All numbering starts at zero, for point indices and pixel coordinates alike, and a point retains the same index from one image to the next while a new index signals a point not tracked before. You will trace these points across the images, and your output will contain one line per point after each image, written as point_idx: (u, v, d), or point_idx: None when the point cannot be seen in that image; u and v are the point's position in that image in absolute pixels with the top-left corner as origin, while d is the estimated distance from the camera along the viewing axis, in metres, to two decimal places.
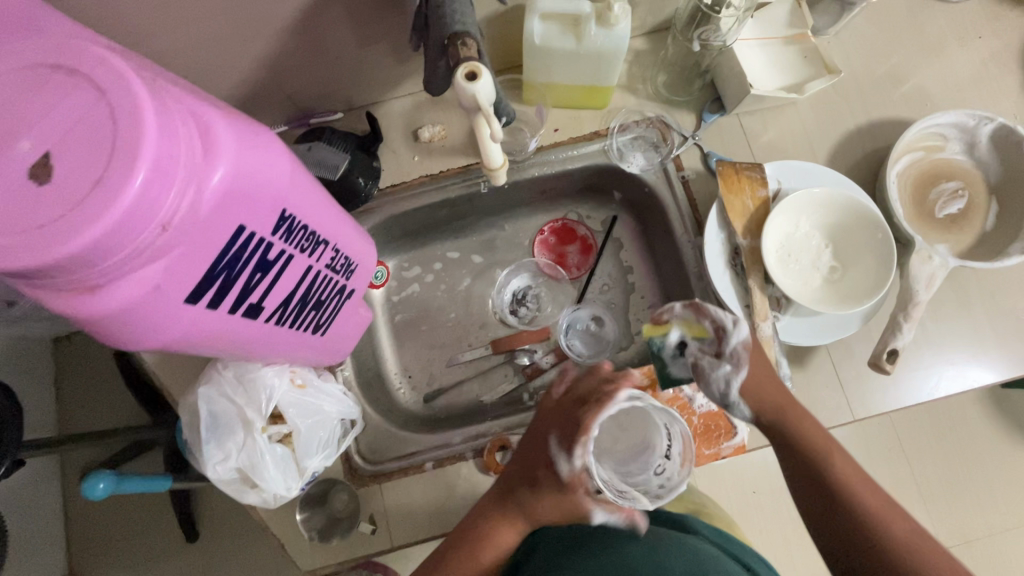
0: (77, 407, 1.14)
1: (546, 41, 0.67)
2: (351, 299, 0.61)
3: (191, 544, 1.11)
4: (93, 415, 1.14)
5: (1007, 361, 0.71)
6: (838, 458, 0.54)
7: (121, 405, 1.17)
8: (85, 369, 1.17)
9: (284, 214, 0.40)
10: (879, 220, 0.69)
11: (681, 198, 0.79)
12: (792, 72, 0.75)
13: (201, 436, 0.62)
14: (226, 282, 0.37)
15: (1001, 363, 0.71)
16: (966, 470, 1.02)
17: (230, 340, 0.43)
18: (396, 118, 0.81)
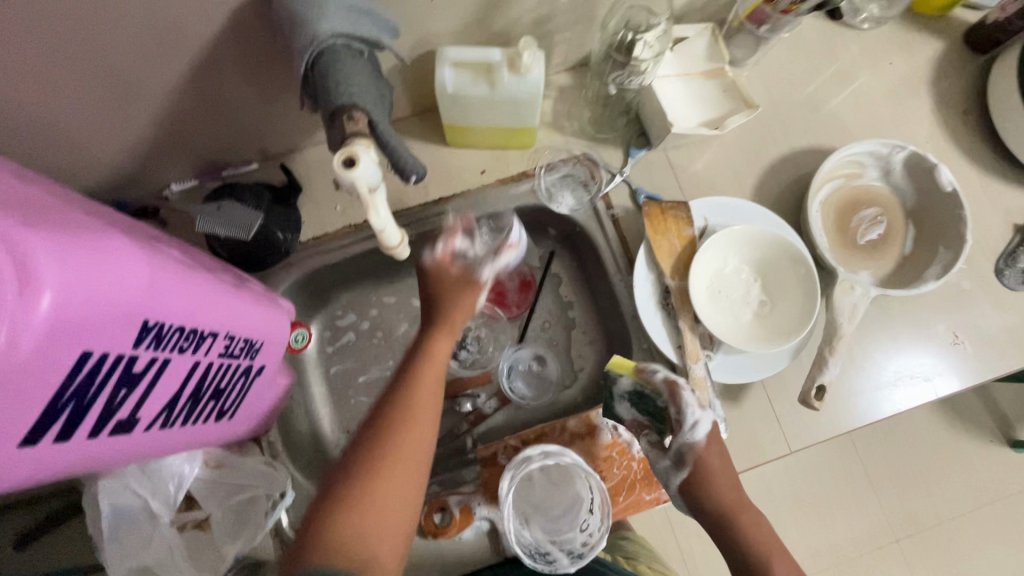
0: None
1: (459, 88, 0.65)
2: (262, 375, 0.58)
3: None
4: None
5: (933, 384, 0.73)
6: (779, 564, 0.56)
7: None
8: None
9: (147, 324, 0.37)
10: (803, 255, 0.69)
11: (612, 236, 0.78)
12: (713, 107, 0.75)
13: (102, 535, 0.56)
14: (77, 410, 0.34)
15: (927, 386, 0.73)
16: None
17: (101, 460, 0.39)
18: (317, 166, 0.78)
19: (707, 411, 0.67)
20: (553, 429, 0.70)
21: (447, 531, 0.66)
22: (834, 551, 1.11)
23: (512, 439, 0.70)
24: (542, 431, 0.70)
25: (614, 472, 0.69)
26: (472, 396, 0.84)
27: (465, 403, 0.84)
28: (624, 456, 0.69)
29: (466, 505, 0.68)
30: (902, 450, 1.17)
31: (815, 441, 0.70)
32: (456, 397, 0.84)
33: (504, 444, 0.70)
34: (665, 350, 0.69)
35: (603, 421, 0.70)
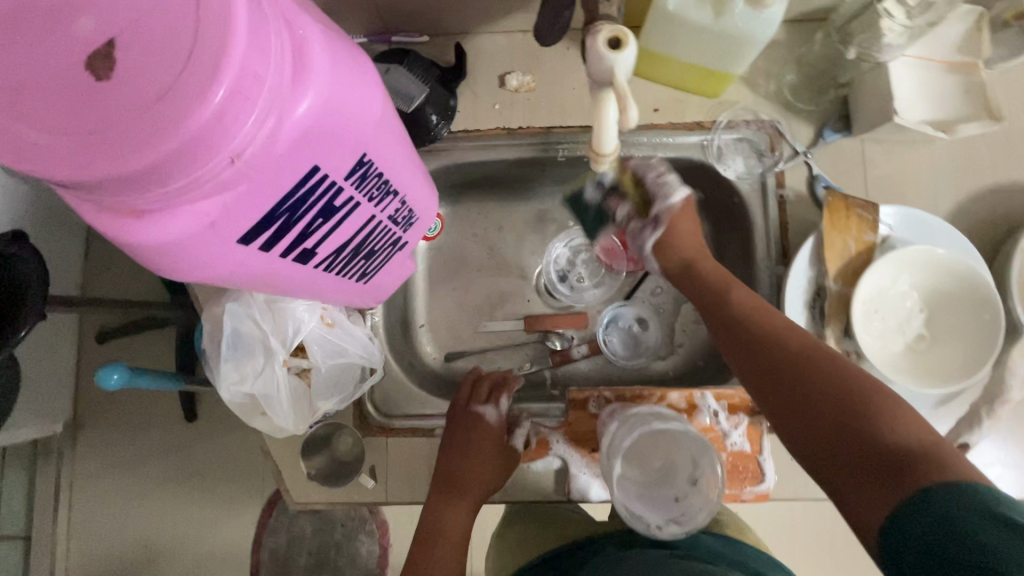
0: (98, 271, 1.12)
1: (680, 8, 0.57)
2: (402, 251, 0.56)
3: (190, 422, 1.13)
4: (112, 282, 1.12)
5: None
6: (823, 360, 0.49)
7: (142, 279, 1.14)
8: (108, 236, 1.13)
9: (363, 159, 0.34)
10: (994, 299, 0.60)
11: (772, 219, 0.71)
12: (946, 106, 0.65)
13: (219, 352, 0.58)
14: (286, 225, 0.32)
15: None
16: None
17: (273, 282, 0.39)
18: (485, 56, 0.73)
19: None
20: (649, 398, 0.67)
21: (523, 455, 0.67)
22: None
23: (606, 391, 0.68)
24: (639, 394, 0.68)
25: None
26: (562, 336, 0.84)
27: (554, 340, 0.84)
28: (717, 444, 0.67)
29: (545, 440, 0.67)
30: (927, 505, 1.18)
31: None
32: (547, 333, 0.84)
33: (598, 392, 0.68)
34: None
35: (706, 404, 0.67)
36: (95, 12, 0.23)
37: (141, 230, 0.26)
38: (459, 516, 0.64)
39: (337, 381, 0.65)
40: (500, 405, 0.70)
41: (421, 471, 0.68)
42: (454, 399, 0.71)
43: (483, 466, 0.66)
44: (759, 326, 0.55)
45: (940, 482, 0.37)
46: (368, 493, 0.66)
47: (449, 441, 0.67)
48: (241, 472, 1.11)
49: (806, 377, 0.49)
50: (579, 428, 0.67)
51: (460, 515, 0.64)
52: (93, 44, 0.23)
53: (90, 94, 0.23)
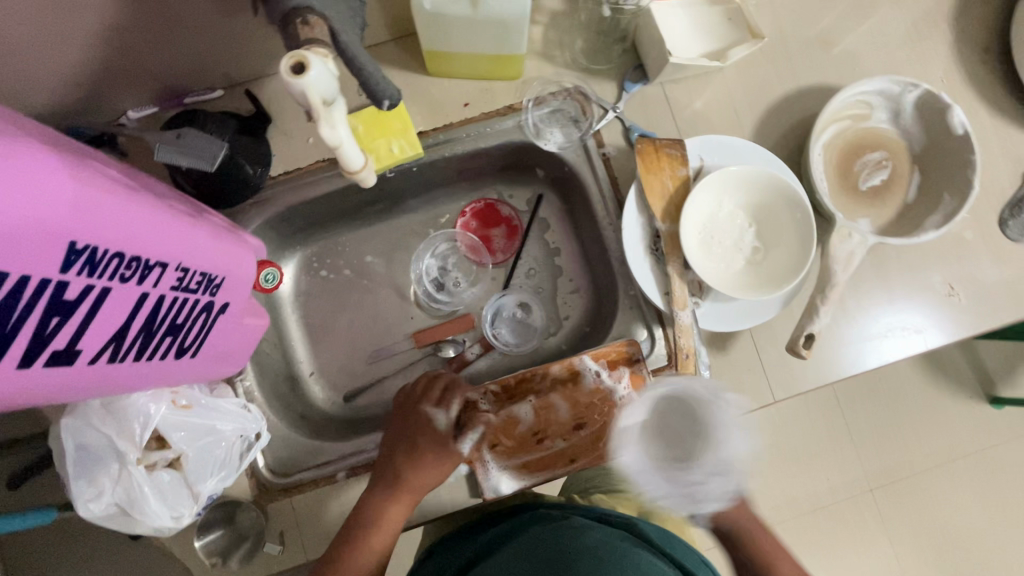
0: None
1: (437, 6, 0.59)
2: (225, 312, 0.55)
3: None
4: None
5: (955, 324, 0.70)
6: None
7: None
8: None
9: (75, 246, 0.33)
10: (801, 198, 0.65)
11: (602, 177, 0.74)
12: (714, 36, 0.70)
13: (68, 472, 0.55)
14: (1, 338, 0.30)
15: (950, 325, 0.70)
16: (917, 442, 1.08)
17: (43, 394, 0.37)
18: (287, 95, 0.72)
19: (692, 357, 0.67)
20: (539, 379, 0.69)
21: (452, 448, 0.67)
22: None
23: (492, 385, 0.69)
24: (523, 379, 0.69)
25: (594, 415, 0.69)
26: (455, 342, 0.84)
27: (448, 348, 0.83)
28: (606, 402, 0.69)
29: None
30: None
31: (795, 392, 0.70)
32: (439, 344, 0.84)
33: (484, 388, 0.69)
34: (652, 297, 0.67)
35: (586, 367, 0.69)
36: None
37: None
38: (400, 510, 0.63)
39: (214, 461, 0.62)
40: (450, 409, 0.66)
41: (332, 519, 0.67)
42: (408, 391, 0.69)
43: (432, 467, 0.64)
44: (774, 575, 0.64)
45: None
46: (284, 559, 0.65)
47: (393, 438, 0.65)
48: None
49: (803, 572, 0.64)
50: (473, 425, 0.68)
51: (399, 508, 0.63)
52: None
53: None
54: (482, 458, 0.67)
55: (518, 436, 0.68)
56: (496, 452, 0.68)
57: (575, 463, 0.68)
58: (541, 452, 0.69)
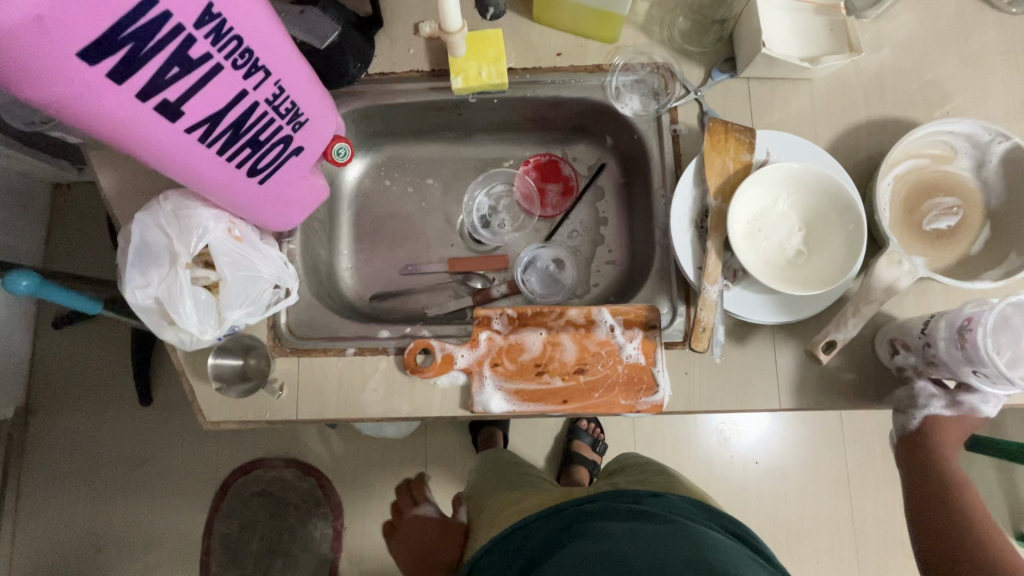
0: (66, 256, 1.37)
1: None
2: (299, 157, 0.60)
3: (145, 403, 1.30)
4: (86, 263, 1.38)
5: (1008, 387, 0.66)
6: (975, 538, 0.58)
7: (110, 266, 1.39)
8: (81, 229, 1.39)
9: (209, 9, 0.39)
10: (858, 210, 0.65)
11: (666, 151, 0.76)
12: (811, 44, 0.72)
13: (127, 260, 0.62)
14: (132, 55, 0.36)
15: None
16: (867, 501, 1.23)
17: (143, 139, 0.42)
18: (401, 7, 0.79)
19: (707, 333, 0.68)
20: (555, 315, 0.71)
21: (427, 371, 0.69)
22: (774, 518, 1.23)
23: (509, 310, 0.72)
24: (539, 312, 0.71)
25: (597, 364, 0.70)
26: (484, 277, 0.88)
27: (477, 281, 0.88)
28: (611, 357, 0.70)
29: (450, 354, 0.70)
30: (860, 465, 1.24)
31: (802, 404, 0.69)
32: (469, 274, 0.88)
33: (500, 310, 0.71)
34: (684, 268, 0.68)
35: (603, 319, 0.71)
36: None
37: None
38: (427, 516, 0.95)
39: (245, 296, 0.67)
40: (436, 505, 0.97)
41: (329, 387, 0.70)
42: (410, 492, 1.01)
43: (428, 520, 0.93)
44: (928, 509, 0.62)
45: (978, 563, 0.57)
46: (278, 407, 0.69)
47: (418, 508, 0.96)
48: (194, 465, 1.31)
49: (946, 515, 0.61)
50: (481, 340, 0.71)
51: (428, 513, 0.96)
52: None
53: None
54: (479, 371, 0.70)
55: (520, 362, 0.70)
56: (495, 370, 0.70)
57: (566, 404, 0.69)
58: (539, 384, 0.70)
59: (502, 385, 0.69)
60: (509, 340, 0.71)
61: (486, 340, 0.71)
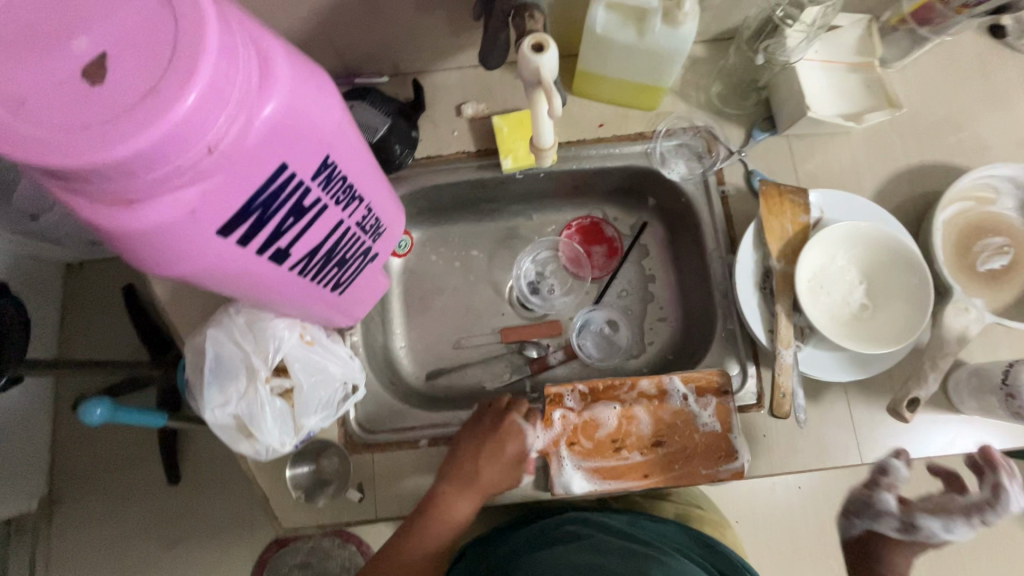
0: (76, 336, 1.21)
1: (607, 30, 0.65)
2: (374, 262, 0.59)
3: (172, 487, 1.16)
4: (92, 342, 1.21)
5: None
6: None
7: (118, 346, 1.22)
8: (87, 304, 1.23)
9: (326, 161, 0.38)
10: (920, 264, 0.66)
11: (718, 213, 0.76)
12: (851, 101, 0.74)
13: (205, 377, 0.61)
14: (260, 220, 0.36)
15: None
16: None
17: (252, 282, 0.42)
18: (441, 90, 0.80)
19: (787, 398, 0.68)
20: (627, 388, 0.71)
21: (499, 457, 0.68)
22: None
23: (580, 385, 0.71)
24: (611, 385, 0.71)
25: (675, 436, 0.69)
26: (539, 345, 0.86)
27: (531, 349, 0.86)
28: (687, 426, 0.69)
29: (526, 436, 0.69)
30: None
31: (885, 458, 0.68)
32: (524, 343, 0.86)
33: (571, 387, 0.71)
34: (755, 331, 0.69)
35: (675, 388, 0.70)
36: (89, 34, 0.26)
37: (130, 218, 0.29)
38: None
39: (319, 400, 0.66)
40: None
41: (409, 483, 0.69)
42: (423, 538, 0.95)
43: None
44: None
45: None
46: (358, 510, 0.67)
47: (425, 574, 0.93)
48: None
49: None
50: (556, 420, 0.70)
51: None
52: (86, 57, 0.26)
53: (83, 98, 0.26)
54: (556, 452, 0.68)
55: (597, 440, 0.69)
56: (572, 450, 0.69)
57: (648, 479, 0.68)
58: (617, 461, 0.69)
59: (582, 463, 0.68)
60: (584, 416, 0.70)
61: (560, 419, 0.70)
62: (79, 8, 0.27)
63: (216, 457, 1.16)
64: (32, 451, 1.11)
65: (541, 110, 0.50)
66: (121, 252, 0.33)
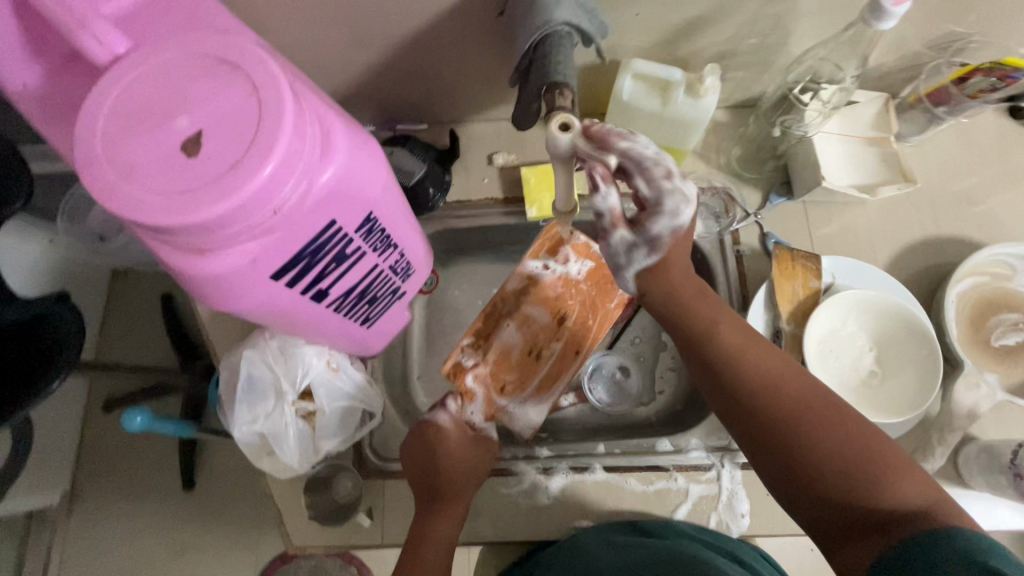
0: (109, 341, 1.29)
1: (633, 97, 0.71)
2: (402, 299, 0.63)
3: (186, 491, 1.19)
4: (124, 348, 1.29)
5: None
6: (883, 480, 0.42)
7: (148, 352, 1.29)
8: (126, 311, 1.31)
9: (370, 216, 0.43)
10: (930, 336, 0.68)
11: (732, 271, 0.79)
12: (867, 173, 0.77)
13: (235, 396, 0.66)
14: (307, 266, 0.40)
15: None
16: None
17: (293, 316, 0.46)
18: (475, 140, 0.86)
19: None
20: (503, 305, 0.77)
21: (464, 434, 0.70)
22: None
23: (464, 342, 0.76)
24: (490, 311, 0.77)
25: (567, 302, 0.76)
26: None
27: None
28: (569, 284, 0.76)
29: (460, 416, 0.71)
30: None
31: None
32: None
33: (459, 350, 0.75)
34: None
35: (536, 268, 0.77)
36: (189, 115, 0.32)
37: (203, 263, 0.35)
38: None
39: (337, 425, 0.70)
40: None
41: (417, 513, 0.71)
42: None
43: None
44: (795, 440, 0.45)
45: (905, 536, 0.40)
46: (366, 533, 0.70)
47: None
48: None
49: (798, 447, 0.45)
50: (472, 387, 0.73)
51: None
52: (185, 134, 0.32)
53: (180, 168, 0.31)
54: (496, 404, 0.74)
55: (517, 360, 0.75)
56: (507, 393, 0.74)
57: (579, 353, 0.76)
58: (545, 364, 0.76)
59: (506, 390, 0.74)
60: (494, 343, 0.76)
61: (476, 381, 0.74)
62: (182, 93, 0.32)
63: (231, 469, 1.19)
64: (61, 447, 1.17)
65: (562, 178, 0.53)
66: (191, 290, 0.38)
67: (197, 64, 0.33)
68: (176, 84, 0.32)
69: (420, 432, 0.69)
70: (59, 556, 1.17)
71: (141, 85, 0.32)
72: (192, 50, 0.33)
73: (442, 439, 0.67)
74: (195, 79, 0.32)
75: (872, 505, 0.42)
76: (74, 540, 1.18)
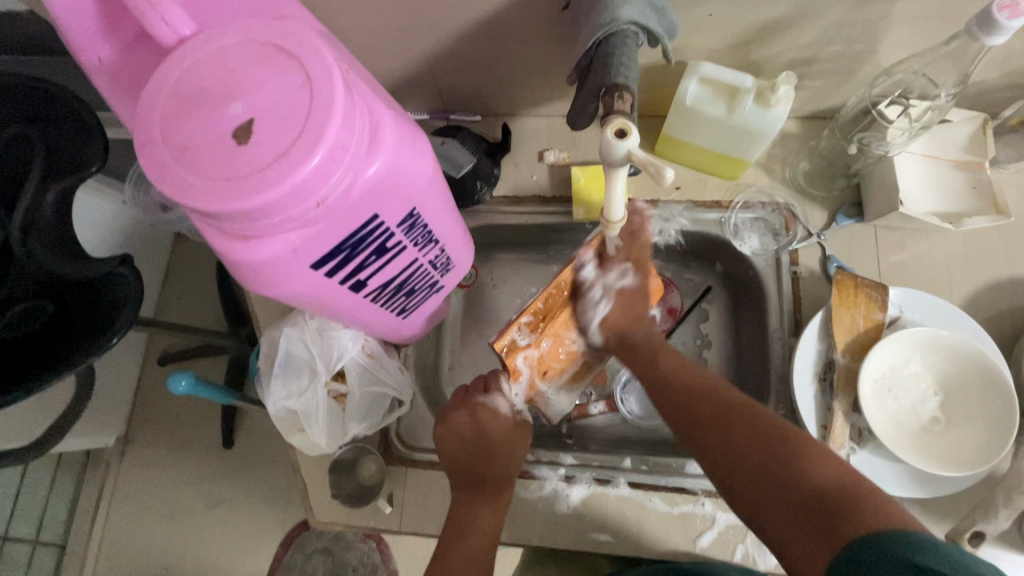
0: (167, 301, 1.36)
1: (697, 102, 0.67)
2: (439, 293, 0.63)
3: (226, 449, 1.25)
4: (180, 309, 1.36)
5: None
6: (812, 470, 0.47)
7: (201, 315, 1.35)
8: (185, 274, 1.38)
9: (412, 212, 0.43)
10: (1006, 386, 0.61)
11: (786, 293, 0.74)
12: (950, 200, 0.70)
13: (273, 370, 0.68)
14: (347, 258, 0.41)
15: None
16: None
17: (330, 305, 0.47)
18: (528, 135, 0.84)
19: None
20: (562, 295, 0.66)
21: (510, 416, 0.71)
22: None
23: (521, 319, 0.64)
24: (550, 302, 0.65)
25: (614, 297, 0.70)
26: (581, 391, 0.86)
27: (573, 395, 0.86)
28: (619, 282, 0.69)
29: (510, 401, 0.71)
30: None
31: None
32: None
33: (515, 327, 0.64)
34: (807, 425, 0.66)
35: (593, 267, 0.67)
36: (244, 101, 0.32)
37: (245, 248, 0.35)
38: None
39: (366, 409, 0.71)
40: None
41: (436, 505, 0.71)
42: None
43: None
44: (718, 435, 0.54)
45: (861, 530, 0.41)
46: (387, 520, 0.71)
47: None
48: (236, 540, 1.21)
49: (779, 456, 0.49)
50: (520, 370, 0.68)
51: None
52: (238, 120, 0.32)
53: (230, 153, 0.32)
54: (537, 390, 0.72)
55: (565, 353, 0.71)
56: (547, 380, 0.72)
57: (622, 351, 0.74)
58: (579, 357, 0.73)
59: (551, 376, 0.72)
60: (552, 331, 0.67)
61: (525, 365, 0.68)
62: (239, 78, 0.32)
63: (267, 435, 1.24)
64: (118, 396, 1.25)
65: (615, 185, 0.51)
66: (234, 273, 0.39)
67: (256, 50, 0.33)
68: (235, 70, 0.33)
69: (473, 412, 0.69)
70: (109, 496, 1.26)
71: (202, 68, 0.33)
72: (253, 36, 0.33)
73: (491, 425, 0.69)
74: (252, 65, 0.33)
75: (805, 487, 0.46)
76: (122, 483, 1.26)
